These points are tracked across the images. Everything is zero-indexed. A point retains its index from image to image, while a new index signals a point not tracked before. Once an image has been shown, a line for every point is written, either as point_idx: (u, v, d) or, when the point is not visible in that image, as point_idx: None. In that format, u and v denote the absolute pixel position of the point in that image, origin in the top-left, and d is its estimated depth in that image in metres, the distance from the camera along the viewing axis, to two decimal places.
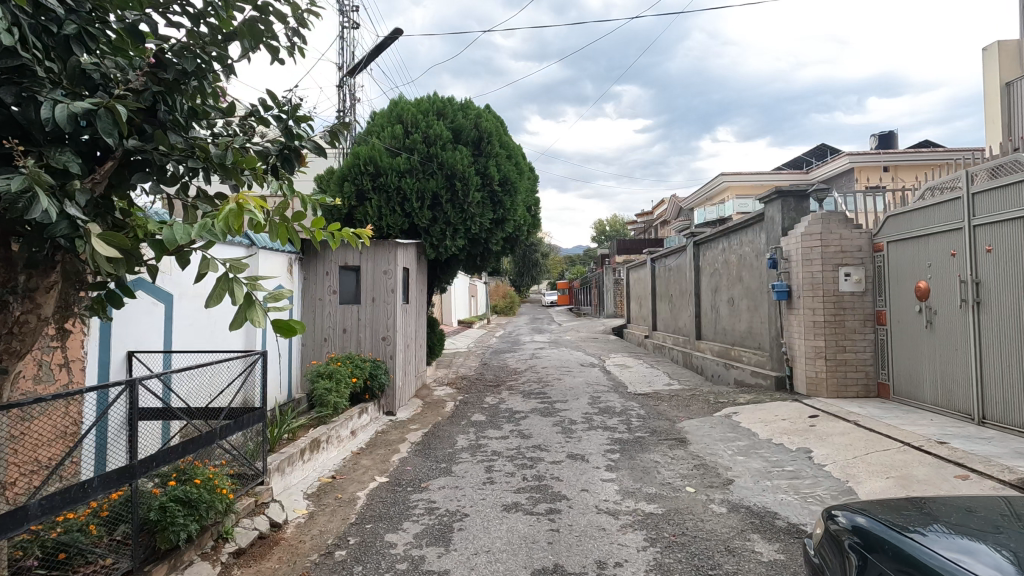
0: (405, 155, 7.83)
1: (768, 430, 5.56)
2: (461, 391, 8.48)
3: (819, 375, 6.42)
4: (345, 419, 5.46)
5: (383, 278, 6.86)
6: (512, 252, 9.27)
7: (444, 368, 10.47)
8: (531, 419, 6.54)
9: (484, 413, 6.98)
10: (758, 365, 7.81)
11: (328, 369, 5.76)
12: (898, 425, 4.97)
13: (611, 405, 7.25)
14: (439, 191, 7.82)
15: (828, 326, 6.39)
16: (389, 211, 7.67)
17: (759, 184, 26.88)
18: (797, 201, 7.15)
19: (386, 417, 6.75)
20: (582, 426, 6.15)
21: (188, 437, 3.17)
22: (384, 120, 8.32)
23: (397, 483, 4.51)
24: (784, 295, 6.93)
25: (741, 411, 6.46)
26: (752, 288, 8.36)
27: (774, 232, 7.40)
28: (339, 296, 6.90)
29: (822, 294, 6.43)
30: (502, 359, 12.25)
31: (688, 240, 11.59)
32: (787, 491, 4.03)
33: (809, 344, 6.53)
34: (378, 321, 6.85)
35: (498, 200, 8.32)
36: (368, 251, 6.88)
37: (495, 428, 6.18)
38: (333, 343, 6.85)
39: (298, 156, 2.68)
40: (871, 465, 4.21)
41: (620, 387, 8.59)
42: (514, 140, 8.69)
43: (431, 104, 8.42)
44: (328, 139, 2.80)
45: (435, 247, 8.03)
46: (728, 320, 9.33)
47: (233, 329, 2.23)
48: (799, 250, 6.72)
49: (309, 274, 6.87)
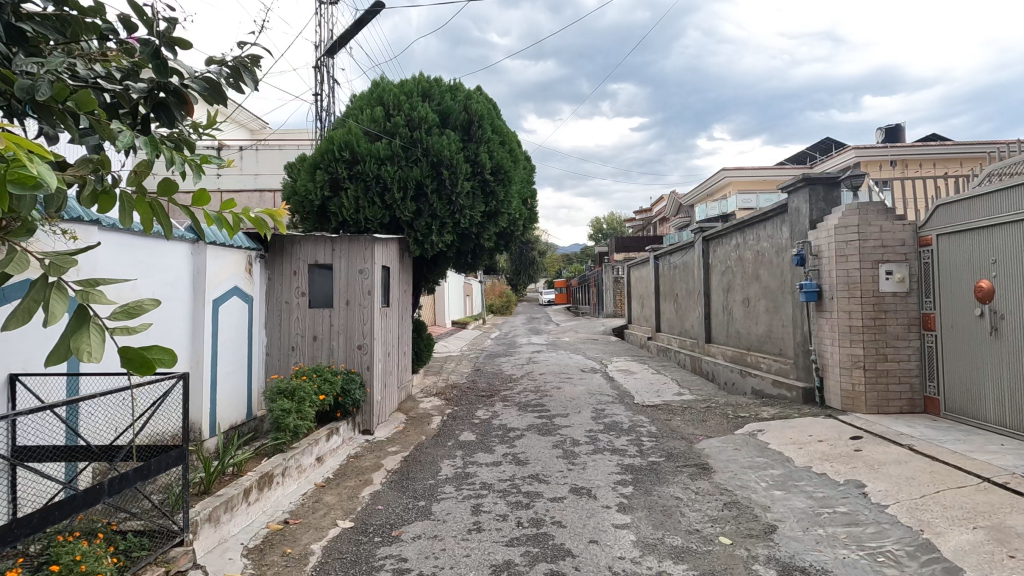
0: (385, 140, 7.01)
1: (806, 456, 4.75)
2: (450, 403, 7.65)
3: (856, 388, 5.62)
4: (308, 446, 4.61)
5: (358, 278, 6.02)
6: (505, 248, 8.43)
7: (433, 376, 9.63)
8: (528, 439, 5.72)
9: (474, 431, 6.15)
10: (780, 374, 7.02)
11: (290, 386, 4.90)
12: (966, 453, 4.17)
13: (617, 421, 6.44)
14: (423, 179, 6.99)
15: (866, 331, 5.60)
16: (367, 203, 6.83)
17: (761, 179, 26.16)
18: (826, 189, 6.35)
19: (362, 437, 5.92)
20: (586, 448, 5.34)
21: (54, 500, 2.31)
22: (364, 103, 7.52)
23: (362, 530, 3.67)
24: (814, 296, 6.11)
25: (767, 430, 5.65)
26: (772, 287, 7.55)
27: (800, 226, 6.60)
28: (310, 298, 6.08)
29: (860, 294, 5.63)
30: (496, 364, 11.42)
31: (695, 235, 10.79)
32: (850, 545, 3.21)
33: (845, 353, 5.71)
34: (354, 327, 6.00)
35: (490, 191, 7.48)
36: (342, 248, 6.04)
37: (486, 452, 5.35)
38: (302, 352, 6.01)
39: (178, 102, 1.94)
40: (949, 510, 3.39)
41: (626, 398, 7.78)
42: (508, 124, 7.85)
43: (415, 85, 7.61)
44: (228, 77, 2.06)
45: (419, 244, 7.18)
46: (743, 323, 8.51)
47: (50, 365, 1.43)
48: (830, 246, 5.91)
49: (276, 274, 6.06)
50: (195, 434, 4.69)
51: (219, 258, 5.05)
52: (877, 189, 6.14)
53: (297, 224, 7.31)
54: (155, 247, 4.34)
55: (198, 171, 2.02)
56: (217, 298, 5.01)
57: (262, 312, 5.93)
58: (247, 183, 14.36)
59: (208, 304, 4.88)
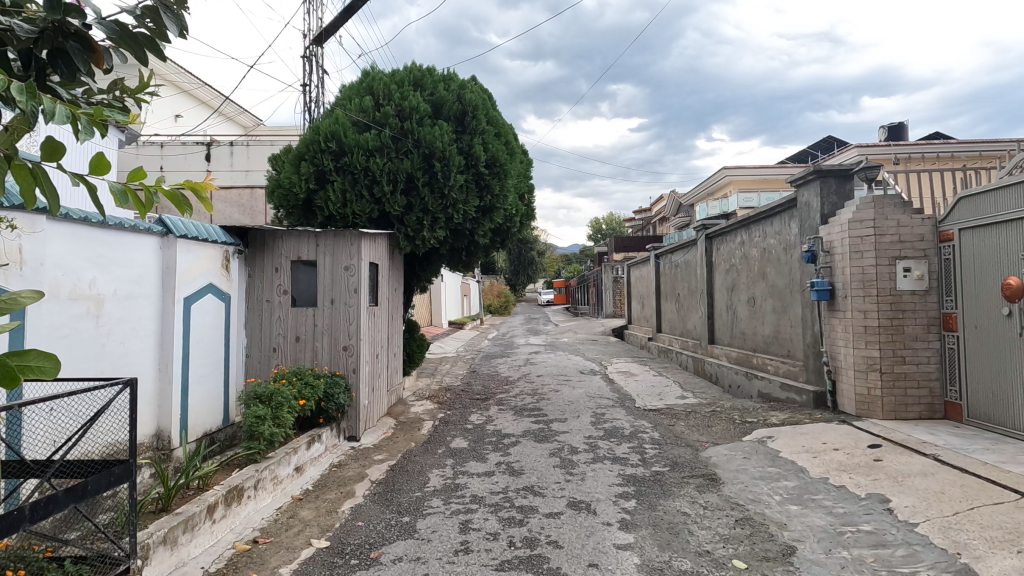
0: (374, 130, 6.67)
1: (820, 466, 4.42)
2: (443, 406, 7.31)
3: (872, 392, 5.29)
4: (284, 455, 4.27)
5: (344, 275, 5.68)
6: (501, 245, 8.09)
7: (427, 378, 9.29)
8: (523, 447, 5.38)
9: (467, 438, 5.80)
10: (789, 376, 6.70)
11: (267, 391, 4.56)
12: (998, 464, 3.83)
13: (618, 426, 6.11)
14: (414, 172, 6.64)
15: (883, 332, 5.27)
16: (354, 196, 6.48)
17: (762, 178, 25.86)
18: (838, 183, 6.03)
19: (348, 444, 5.57)
20: (585, 457, 5.01)
21: None
22: (353, 93, 7.18)
23: (338, 552, 3.33)
24: (825, 294, 5.77)
25: (777, 436, 5.33)
26: (780, 286, 7.23)
27: (810, 221, 6.26)
28: (293, 297, 5.75)
29: (876, 293, 5.30)
30: (493, 366, 11.09)
31: (698, 233, 10.46)
32: (881, 571, 2.87)
33: (860, 355, 5.38)
34: (339, 327, 5.66)
35: (485, 185, 7.14)
36: (327, 243, 5.70)
37: (478, 460, 5.01)
38: (284, 354, 5.68)
39: (79, 49, 1.83)
40: (987, 530, 3.06)
41: (627, 401, 7.44)
42: (504, 116, 7.51)
43: (407, 74, 7.27)
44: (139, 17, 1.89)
45: (410, 240, 6.83)
46: (749, 323, 8.18)
47: None
48: (844, 242, 5.58)
49: (257, 271, 5.74)
50: (164, 443, 4.36)
51: (191, 254, 4.69)
52: (893, 181, 5.81)
53: (282, 220, 6.97)
54: (119, 240, 3.99)
55: (89, 128, 1.67)
56: (189, 296, 4.67)
57: (242, 312, 5.59)
58: (237, 180, 13.99)
59: (180, 303, 4.53)
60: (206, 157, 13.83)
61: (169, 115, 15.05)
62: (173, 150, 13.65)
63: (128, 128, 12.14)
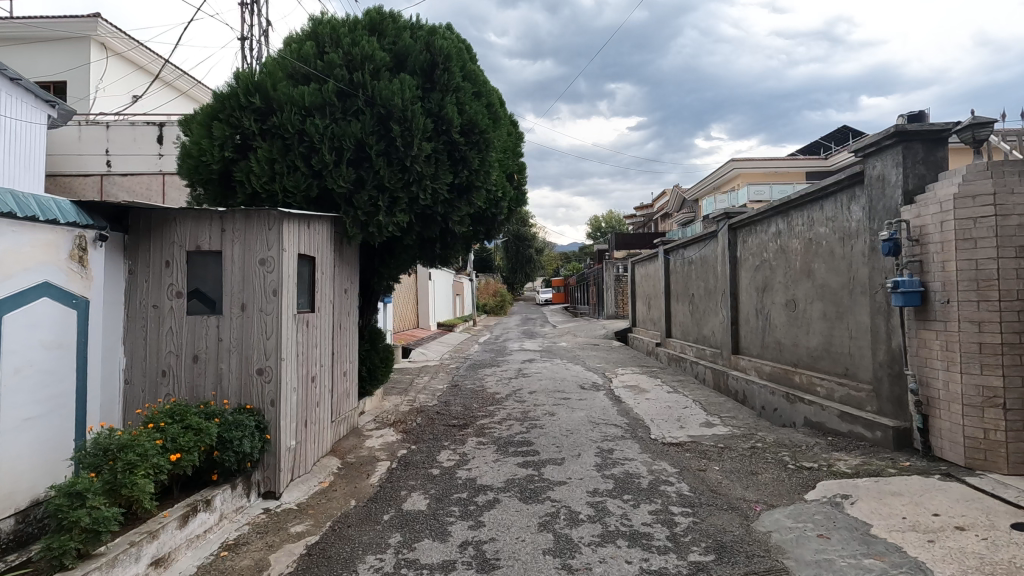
0: (314, 83, 5.14)
1: (950, 563, 2.88)
2: (407, 438, 5.79)
3: (991, 438, 3.79)
4: (126, 550, 2.76)
5: (258, 273, 4.13)
6: (483, 235, 6.57)
7: (397, 396, 7.75)
8: (500, 511, 3.86)
9: (428, 493, 4.27)
10: (850, 403, 5.20)
11: (115, 444, 3.05)
12: None
13: (631, 473, 4.59)
14: (365, 137, 5.10)
15: (1008, 353, 3.77)
16: (285, 168, 4.94)
17: (773, 170, 24.38)
18: (925, 149, 4.50)
19: (261, 504, 4.04)
20: (587, 531, 3.49)
21: None
22: (292, 40, 5.64)
23: None
24: (913, 298, 4.24)
25: (858, 498, 3.80)
26: (833, 285, 5.72)
27: (885, 203, 4.74)
28: (191, 300, 4.23)
29: (998, 298, 3.80)
30: (479, 378, 9.56)
31: (716, 223, 8.95)
32: None
33: (972, 384, 3.86)
34: (251, 342, 4.12)
35: (460, 156, 5.61)
36: (236, 227, 4.17)
37: (436, 539, 3.47)
38: (177, 379, 4.16)
39: None
40: None
41: (640, 431, 5.92)
42: (484, 71, 5.98)
43: (361, 18, 5.74)
44: None
45: (362, 227, 5.26)
46: (788, 333, 6.65)
47: None
48: (943, 227, 4.05)
49: (140, 265, 4.20)
50: None
51: (1, 239, 3.12)
52: (1003, 148, 4.31)
53: (200, 200, 5.45)
54: None
55: None
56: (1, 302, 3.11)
57: (115, 322, 4.06)
58: None
59: None
60: (158, 138, 11.92)
61: (117, 89, 13.43)
62: (120, 130, 11.91)
63: (62, 103, 10.55)
